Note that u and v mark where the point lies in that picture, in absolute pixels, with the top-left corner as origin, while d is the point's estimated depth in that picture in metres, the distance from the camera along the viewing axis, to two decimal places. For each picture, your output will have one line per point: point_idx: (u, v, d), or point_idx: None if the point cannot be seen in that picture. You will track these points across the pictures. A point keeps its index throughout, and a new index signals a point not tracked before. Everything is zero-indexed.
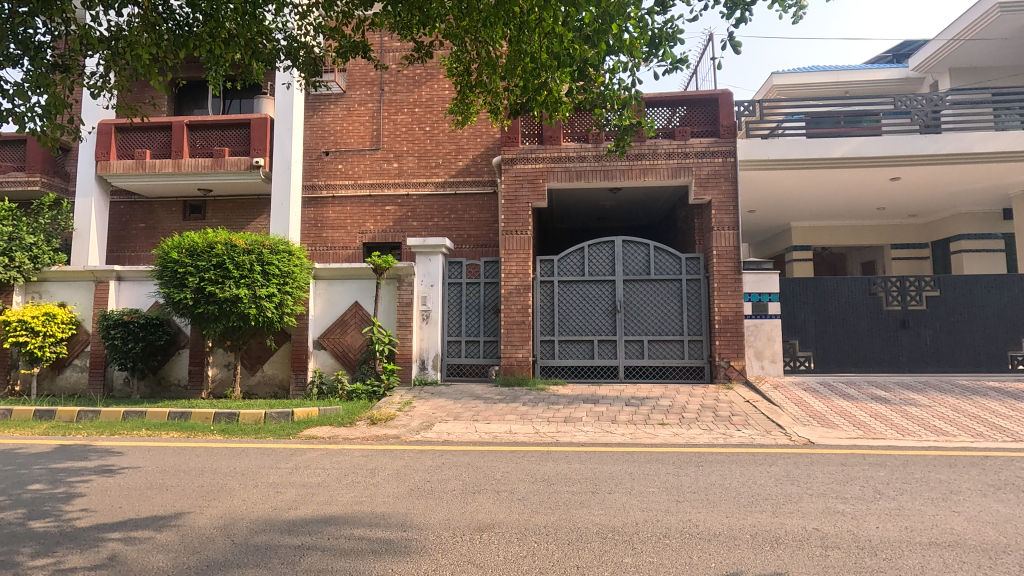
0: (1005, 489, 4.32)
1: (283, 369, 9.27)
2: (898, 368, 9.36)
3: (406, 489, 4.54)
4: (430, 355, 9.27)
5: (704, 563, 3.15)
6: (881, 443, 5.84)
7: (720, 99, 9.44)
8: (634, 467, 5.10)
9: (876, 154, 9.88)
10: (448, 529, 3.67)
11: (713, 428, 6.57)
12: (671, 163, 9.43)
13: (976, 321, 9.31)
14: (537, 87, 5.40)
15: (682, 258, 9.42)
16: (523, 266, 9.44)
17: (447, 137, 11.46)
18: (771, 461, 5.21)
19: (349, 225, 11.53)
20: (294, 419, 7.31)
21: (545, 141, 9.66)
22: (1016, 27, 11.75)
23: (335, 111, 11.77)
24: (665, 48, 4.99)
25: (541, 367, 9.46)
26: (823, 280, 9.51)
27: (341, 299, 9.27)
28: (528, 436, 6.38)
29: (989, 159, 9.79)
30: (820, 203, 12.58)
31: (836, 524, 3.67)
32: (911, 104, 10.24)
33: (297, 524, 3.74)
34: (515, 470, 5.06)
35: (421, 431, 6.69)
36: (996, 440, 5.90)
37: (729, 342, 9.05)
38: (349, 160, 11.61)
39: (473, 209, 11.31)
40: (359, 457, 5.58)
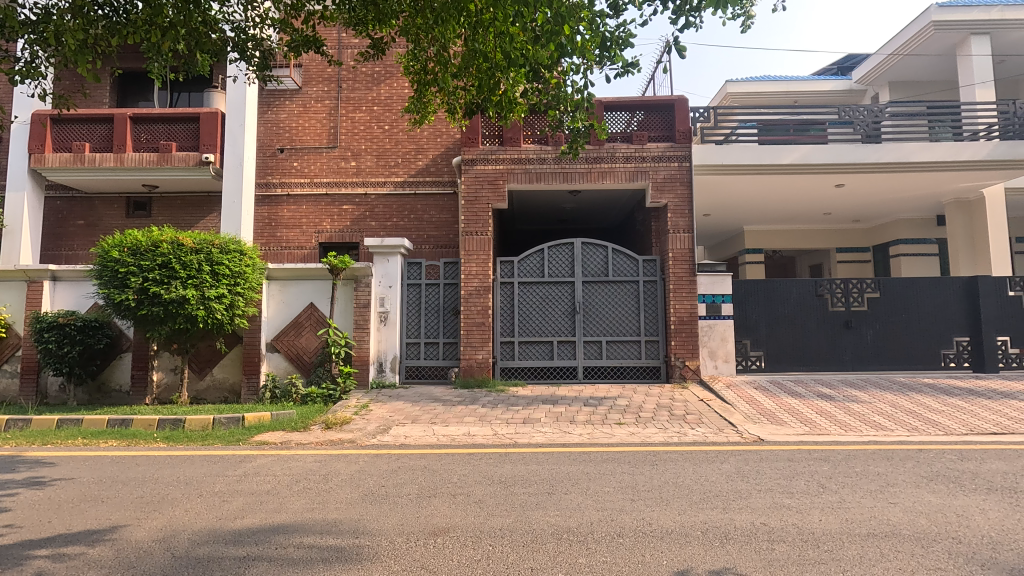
0: (937, 481, 4.56)
1: (234, 373, 8.96)
2: (842, 366, 9.78)
3: (360, 494, 4.44)
4: (388, 357, 9.12)
5: (657, 561, 3.19)
6: (826, 439, 6.08)
7: (676, 105, 9.68)
8: (591, 467, 5.15)
9: (822, 161, 10.29)
10: (402, 534, 3.60)
11: (669, 427, 6.71)
12: (628, 166, 9.59)
13: (912, 321, 9.81)
14: (492, 88, 5.39)
15: (639, 259, 9.59)
16: (483, 267, 9.41)
17: (407, 136, 11.31)
18: (722, 459, 5.35)
19: (305, 225, 11.23)
20: (245, 425, 7.03)
21: (505, 142, 9.66)
22: (949, 45, 12.46)
23: (290, 107, 11.46)
24: (617, 51, 5.08)
25: (501, 368, 9.44)
26: (774, 283, 9.84)
27: (295, 301, 9.01)
28: (487, 438, 6.36)
29: (925, 168, 10.34)
30: (772, 207, 13.01)
31: (783, 518, 3.79)
32: (854, 115, 10.73)
33: (242, 534, 3.61)
34: (473, 472, 5.03)
35: (378, 435, 6.57)
36: (930, 433, 6.23)
37: (684, 343, 9.25)
38: (305, 158, 11.32)
39: (433, 209, 11.20)
40: (313, 463, 5.42)
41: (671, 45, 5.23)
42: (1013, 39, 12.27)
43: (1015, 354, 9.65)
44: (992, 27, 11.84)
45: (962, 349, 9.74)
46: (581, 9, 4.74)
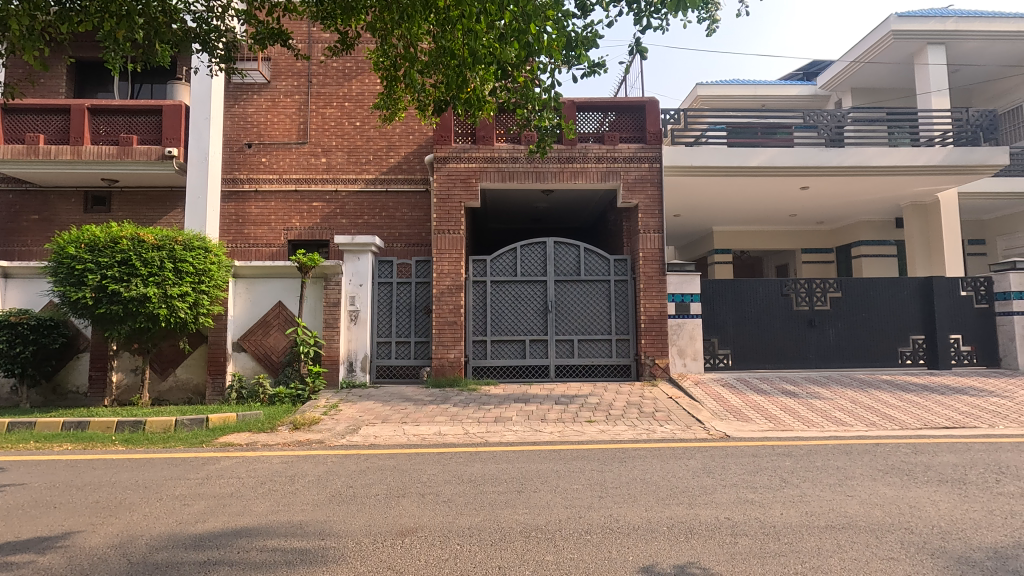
0: (892, 473, 4.73)
1: (198, 373, 8.77)
2: (806, 364, 10.05)
3: (327, 495, 4.37)
4: (358, 356, 9.00)
5: (623, 557, 3.22)
6: (789, 435, 6.24)
7: (647, 107, 9.80)
8: (561, 464, 5.18)
9: (788, 164, 10.50)
10: (369, 535, 3.56)
11: (638, 424, 6.80)
12: (600, 167, 9.66)
13: (872, 320, 10.14)
14: (460, 87, 5.39)
15: (611, 259, 9.68)
16: (455, 266, 9.38)
17: (378, 132, 11.18)
18: (689, 455, 5.45)
19: (274, 222, 11.01)
20: (209, 426, 6.86)
21: (477, 140, 9.62)
22: (907, 54, 12.93)
23: (258, 102, 11.22)
24: (582, 51, 5.15)
25: (473, 367, 9.42)
26: (741, 283, 10.06)
27: (263, 299, 8.82)
28: (458, 437, 6.34)
29: (885, 172, 10.68)
30: (740, 208, 13.29)
31: (745, 513, 3.87)
32: (818, 119, 11.05)
33: (203, 538, 3.52)
34: (443, 471, 5.01)
35: (347, 435, 6.49)
36: (887, 428, 6.47)
37: (654, 341, 9.39)
38: (273, 153, 11.10)
39: (405, 207, 11.10)
40: (279, 464, 5.32)
41: (637, 46, 5.30)
42: (967, 49, 12.80)
43: (967, 352, 10.05)
44: (947, 37, 12.33)
45: (918, 347, 10.11)
46: (548, 8, 4.78)
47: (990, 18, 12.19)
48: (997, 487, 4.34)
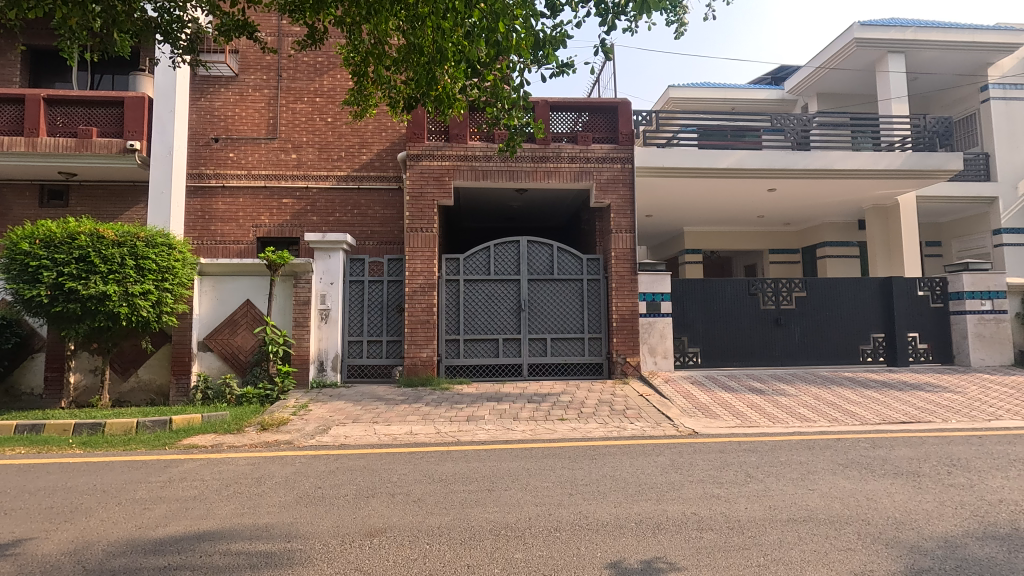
0: (851, 467, 4.89)
1: (162, 374, 8.54)
2: (773, 361, 10.30)
3: (295, 497, 4.29)
4: (329, 355, 8.87)
5: (591, 554, 3.25)
6: (755, 431, 6.40)
7: (619, 108, 9.90)
8: (532, 463, 5.20)
9: (756, 166, 10.73)
10: (336, 536, 3.52)
11: (609, 422, 6.88)
12: (574, 166, 9.73)
13: (836, 319, 10.44)
14: (429, 84, 5.36)
15: (584, 258, 9.75)
16: (428, 264, 9.32)
17: (350, 129, 11.03)
18: (659, 452, 5.53)
19: (242, 219, 10.76)
20: (172, 428, 6.68)
21: (451, 138, 9.58)
22: (869, 61, 13.35)
23: (226, 95, 10.98)
24: (550, 51, 5.18)
25: (446, 366, 9.38)
26: (711, 282, 10.26)
27: (230, 298, 8.62)
28: (429, 436, 6.31)
29: (848, 175, 11.00)
30: (709, 209, 13.54)
31: (711, 508, 3.95)
32: (785, 123, 11.31)
33: (164, 543, 3.42)
34: (414, 471, 4.98)
35: (316, 435, 6.40)
36: (848, 424, 6.68)
37: (626, 340, 9.51)
38: (241, 148, 10.86)
39: (377, 204, 10.96)
40: (245, 466, 5.21)
41: (603, 47, 5.37)
42: (925, 58, 13.29)
43: (924, 349, 10.44)
44: (906, 46, 12.78)
45: (878, 345, 10.46)
46: (516, 7, 4.81)
47: (946, 29, 12.68)
48: (948, 479, 4.52)
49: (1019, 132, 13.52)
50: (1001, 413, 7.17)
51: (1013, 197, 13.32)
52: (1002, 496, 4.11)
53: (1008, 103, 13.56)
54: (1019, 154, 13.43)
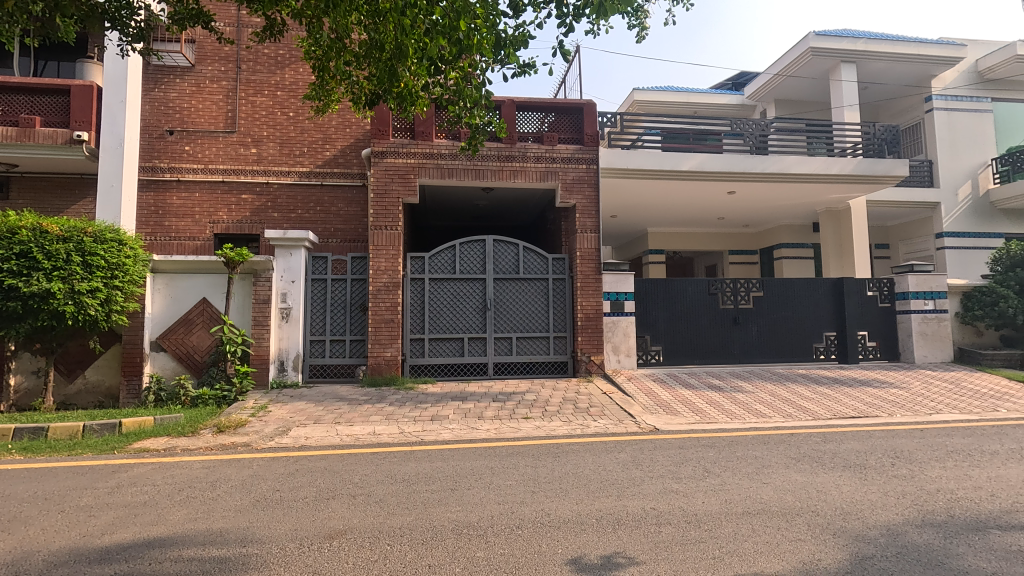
0: (803, 461, 5.08)
1: (111, 375, 8.21)
2: (731, 359, 10.58)
3: (251, 500, 4.19)
4: (290, 355, 8.71)
5: (552, 551, 3.27)
6: (714, 427, 6.58)
7: (585, 109, 10.01)
8: (496, 461, 5.21)
9: (716, 169, 11.01)
10: (295, 540, 3.45)
11: (573, 420, 6.96)
12: (539, 166, 9.78)
13: (790, 318, 10.82)
14: (391, 80, 5.31)
15: (549, 258, 9.82)
16: (392, 262, 9.22)
17: (313, 124, 10.80)
18: (620, 449, 5.63)
19: (198, 214, 10.41)
20: (122, 431, 6.41)
21: (416, 136, 9.50)
22: (823, 70, 13.86)
23: (181, 86, 10.60)
24: (510, 51, 5.23)
25: (410, 366, 9.30)
26: (673, 282, 10.47)
27: (185, 296, 8.33)
28: (392, 436, 6.24)
29: (804, 179, 11.39)
30: (672, 211, 13.82)
31: (670, 502, 4.04)
32: (744, 127, 11.63)
33: (110, 551, 3.29)
34: (376, 471, 4.92)
35: (276, 437, 6.24)
36: (801, 419, 6.94)
37: (590, 338, 9.62)
38: (198, 142, 10.51)
39: (341, 202, 10.77)
40: (200, 469, 5.04)
41: (563, 48, 5.47)
42: (875, 68, 13.89)
43: (872, 347, 10.93)
44: (858, 56, 13.32)
45: (830, 343, 10.88)
46: (478, 6, 4.84)
47: (894, 42, 13.29)
48: (892, 470, 4.75)
49: (960, 142, 14.30)
50: (941, 407, 7.58)
51: (953, 203, 14.08)
52: (940, 485, 4.34)
53: (950, 114, 14.32)
54: (959, 162, 14.20)
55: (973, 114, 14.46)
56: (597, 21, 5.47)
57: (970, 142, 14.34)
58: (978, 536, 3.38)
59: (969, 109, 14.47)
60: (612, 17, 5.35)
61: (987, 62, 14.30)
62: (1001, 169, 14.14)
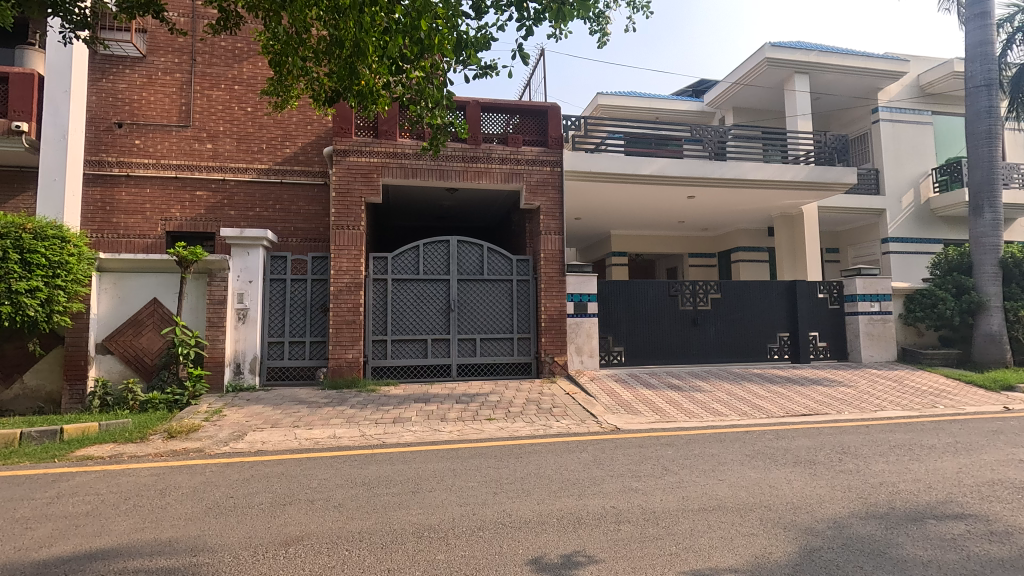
0: (757, 458, 5.25)
1: (53, 379, 7.79)
2: (690, 359, 10.84)
3: (203, 508, 4.04)
4: (247, 357, 8.45)
5: (513, 551, 3.28)
6: (672, 426, 6.72)
7: (549, 112, 10.09)
8: (458, 463, 5.19)
9: (677, 174, 11.26)
10: (248, 547, 3.35)
11: (536, 420, 6.99)
12: (504, 167, 9.81)
13: (747, 319, 11.16)
14: (351, 78, 5.24)
15: (513, 259, 9.85)
16: (354, 262, 9.07)
17: (272, 121, 10.53)
18: (582, 448, 5.69)
19: (149, 211, 10.00)
20: (63, 438, 6.08)
21: (380, 134, 9.38)
22: (778, 79, 14.37)
23: (131, 77, 10.18)
24: (471, 52, 5.23)
25: (372, 368, 9.16)
26: (635, 283, 10.64)
27: (134, 296, 7.99)
28: (353, 439, 6.13)
29: (760, 184, 11.77)
30: (634, 214, 14.07)
31: (630, 501, 4.11)
32: (703, 133, 11.95)
33: (48, 565, 3.12)
34: (335, 475, 4.83)
35: (231, 442, 6.05)
36: (756, 417, 7.16)
37: (554, 339, 9.70)
38: (149, 136, 10.10)
39: (301, 201, 10.52)
40: (149, 477, 4.84)
41: (524, 51, 5.49)
42: (826, 80, 14.48)
43: (823, 347, 11.39)
44: (810, 67, 13.86)
45: (784, 343, 11.29)
46: (439, 6, 4.82)
47: (844, 55, 13.88)
48: (840, 465, 4.96)
49: (904, 152, 15.05)
50: (886, 404, 7.96)
51: (898, 210, 14.81)
52: (883, 478, 4.56)
53: (894, 125, 15.06)
54: (903, 171, 14.95)
55: (916, 126, 15.24)
56: (557, 26, 5.55)
57: (913, 152, 15.11)
58: (916, 526, 3.56)
59: (912, 121, 15.24)
60: (572, 22, 5.43)
61: (928, 77, 15.12)
62: (941, 179, 14.94)
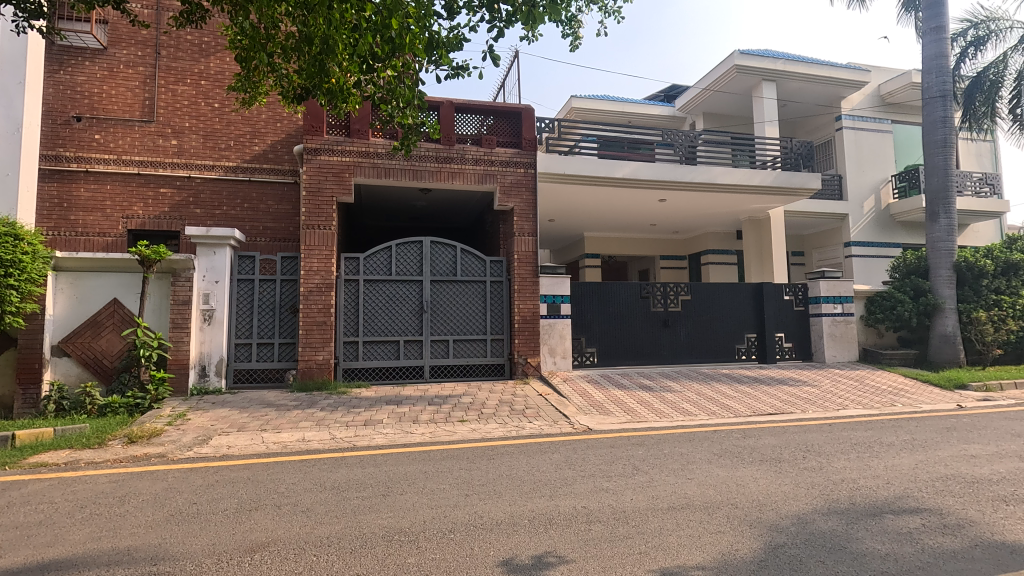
0: (725, 456, 5.36)
1: (5, 383, 7.46)
2: (661, 360, 10.99)
3: (164, 515, 3.92)
4: (213, 359, 8.27)
5: (484, 553, 3.27)
6: (643, 426, 6.81)
7: (523, 114, 10.12)
8: (430, 465, 5.15)
9: (649, 177, 11.41)
10: (212, 555, 3.26)
11: (509, 422, 6.99)
12: (478, 168, 9.79)
13: (715, 320, 11.38)
14: (320, 75, 5.17)
15: (486, 260, 9.84)
16: (325, 263, 8.93)
17: (241, 117, 10.30)
18: (554, 449, 5.71)
19: (109, 208, 9.66)
20: (15, 445, 5.81)
21: (352, 133, 9.27)
22: (747, 86, 14.70)
23: (91, 70, 9.82)
24: (443, 53, 5.22)
25: (343, 370, 9.03)
26: (608, 285, 10.74)
27: (93, 296, 7.71)
28: (323, 443, 6.03)
29: (729, 189, 12.01)
30: (607, 216, 14.22)
31: (600, 501, 4.14)
32: (674, 138, 12.15)
33: None
34: (304, 480, 4.74)
35: (195, 446, 5.88)
36: (724, 416, 7.30)
37: (527, 341, 9.72)
38: (109, 131, 9.77)
39: (270, 199, 10.31)
40: (107, 484, 4.66)
41: (495, 52, 5.50)
42: (793, 88, 14.88)
43: (788, 347, 11.69)
44: (777, 75, 14.22)
45: (751, 344, 11.54)
46: (410, 5, 4.81)
47: (809, 64, 14.29)
48: (803, 463, 5.10)
49: (865, 159, 15.57)
50: (847, 403, 8.21)
51: (859, 215, 15.32)
52: (844, 475, 4.71)
53: (856, 133, 15.57)
54: (864, 177, 15.47)
55: (876, 134, 15.79)
56: (528, 29, 5.57)
57: (874, 159, 15.65)
58: (875, 521, 3.68)
59: (873, 129, 15.78)
60: (543, 25, 5.47)
61: (888, 87, 15.68)
62: (900, 185, 15.51)
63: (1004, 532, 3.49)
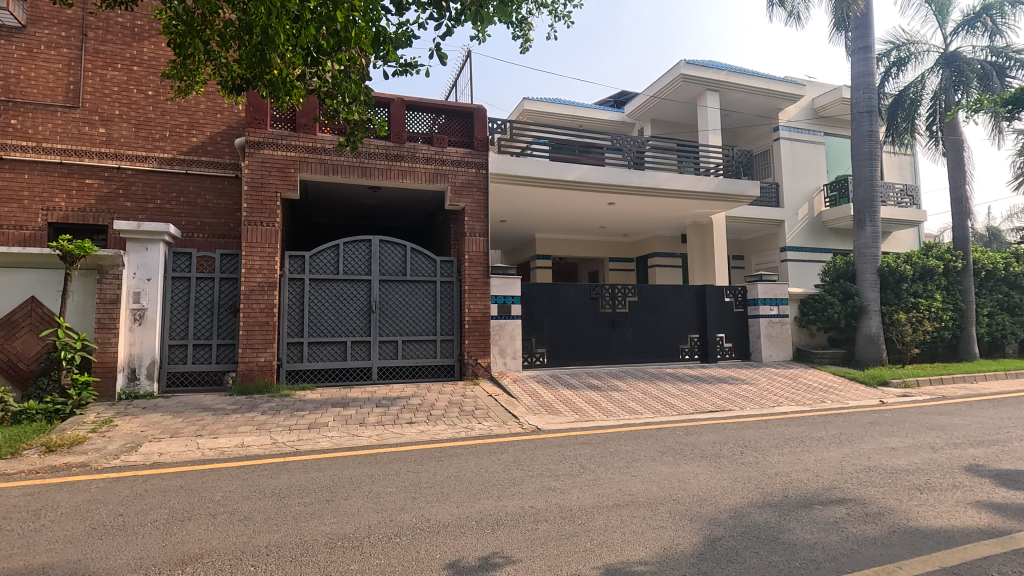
0: (668, 453, 5.51)
1: None
2: (609, 359, 11.20)
3: (86, 529, 3.66)
4: (144, 361, 7.82)
5: (430, 556, 3.23)
6: (590, 425, 6.91)
7: (475, 114, 10.08)
8: (376, 468, 5.04)
9: (598, 181, 11.62)
10: (138, 570, 3.07)
11: (457, 423, 6.95)
12: (429, 167, 9.69)
13: (661, 321, 11.72)
14: (260, 66, 4.98)
15: (436, 260, 9.75)
16: (268, 261, 8.60)
17: (177, 107, 9.77)
18: (503, 449, 5.72)
19: (27, 199, 8.96)
20: None
21: (298, 128, 8.98)
22: (691, 95, 15.23)
23: (5, 49, 9.06)
24: (389, 48, 5.16)
25: (287, 371, 8.73)
26: (558, 286, 10.87)
27: (7, 294, 7.13)
28: (263, 448, 5.79)
29: (675, 194, 12.39)
30: (558, 218, 14.38)
31: (547, 500, 4.18)
32: (623, 143, 12.41)
33: None
34: (242, 487, 4.53)
35: (122, 454, 5.52)
36: (668, 415, 7.52)
37: (477, 341, 9.69)
38: (27, 116, 9.05)
39: (209, 193, 9.84)
40: (20, 497, 4.31)
41: (443, 51, 5.48)
42: (734, 98, 15.52)
43: (728, 347, 12.17)
44: (720, 85, 14.80)
45: (694, 344, 11.96)
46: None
47: (750, 76, 14.95)
48: (741, 458, 5.32)
49: (800, 168, 16.43)
50: (782, 400, 8.64)
51: (794, 221, 16.16)
52: (778, 469, 4.95)
53: (792, 143, 16.41)
54: (799, 186, 16.32)
55: (810, 145, 16.68)
56: (477, 29, 5.58)
57: (808, 169, 16.54)
58: (805, 512, 3.88)
59: (808, 141, 16.67)
60: (491, 26, 5.49)
61: (822, 101, 16.61)
62: (831, 194, 16.47)
63: (918, 518, 3.76)
